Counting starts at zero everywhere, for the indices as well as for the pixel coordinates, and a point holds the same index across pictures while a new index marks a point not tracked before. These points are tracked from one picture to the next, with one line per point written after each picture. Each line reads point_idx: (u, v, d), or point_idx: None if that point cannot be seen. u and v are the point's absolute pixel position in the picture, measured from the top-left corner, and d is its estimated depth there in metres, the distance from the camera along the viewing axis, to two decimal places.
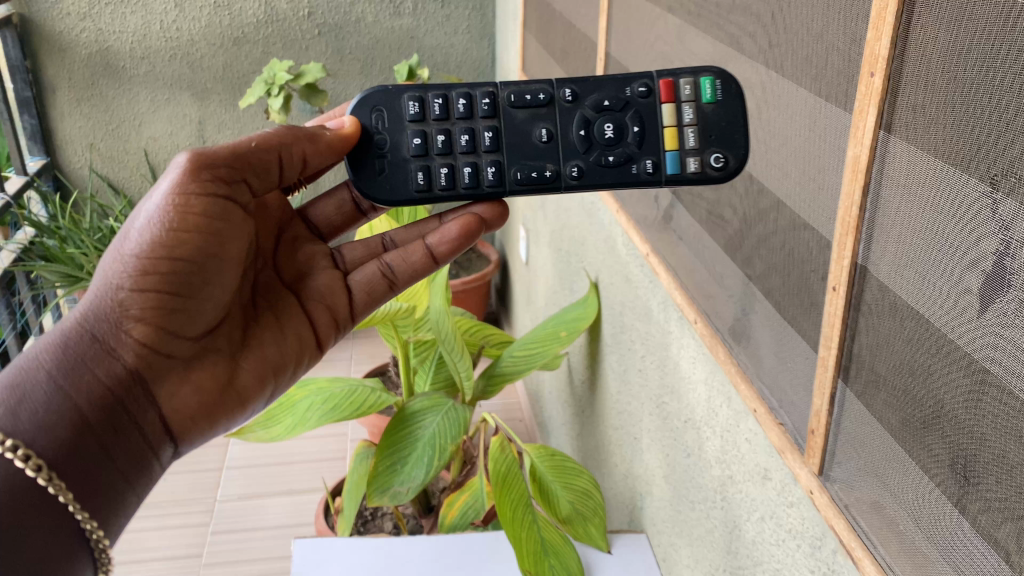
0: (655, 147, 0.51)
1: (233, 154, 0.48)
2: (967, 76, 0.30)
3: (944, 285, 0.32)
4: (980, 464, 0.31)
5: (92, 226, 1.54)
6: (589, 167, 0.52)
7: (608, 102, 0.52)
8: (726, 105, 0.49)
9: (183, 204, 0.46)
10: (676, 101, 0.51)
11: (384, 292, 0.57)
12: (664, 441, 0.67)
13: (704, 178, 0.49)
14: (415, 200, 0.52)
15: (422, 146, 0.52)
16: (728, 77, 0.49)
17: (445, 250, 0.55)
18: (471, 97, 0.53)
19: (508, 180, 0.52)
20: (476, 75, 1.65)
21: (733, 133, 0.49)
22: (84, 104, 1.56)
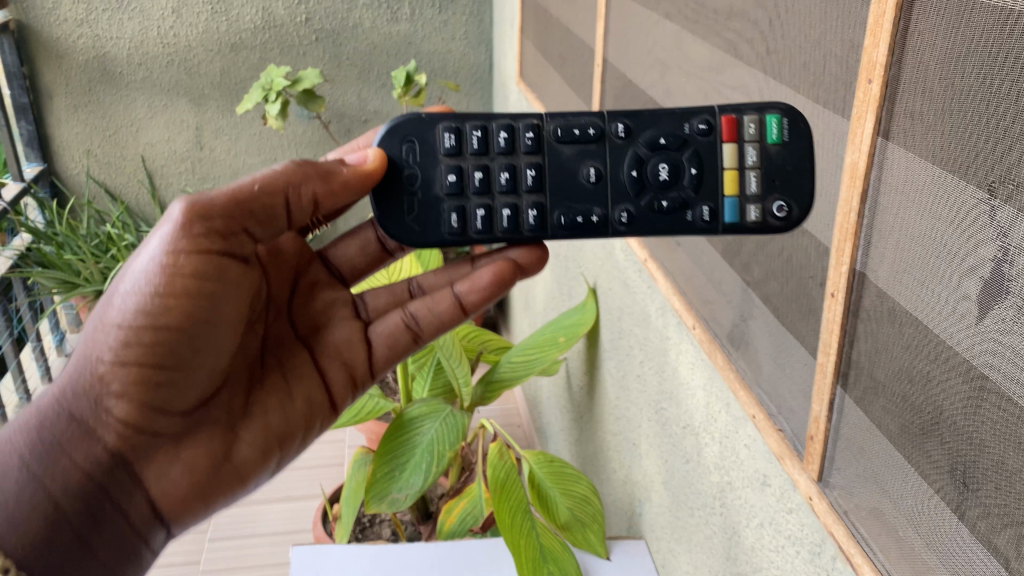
0: (715, 194, 0.47)
1: (233, 202, 0.46)
2: (965, 83, 0.30)
3: (943, 291, 0.32)
4: (979, 470, 0.31)
5: (90, 232, 1.54)
6: (641, 213, 0.47)
7: (664, 140, 0.47)
8: (794, 147, 0.43)
9: (170, 266, 0.45)
10: (739, 141, 0.45)
11: (408, 344, 0.55)
12: (663, 447, 0.67)
13: (767, 230, 0.44)
14: (445, 243, 0.48)
15: (456, 184, 0.48)
16: (796, 115, 0.42)
17: (475, 299, 0.52)
18: (513, 130, 0.48)
19: (550, 225, 0.48)
20: (474, 81, 1.65)
21: (800, 177, 0.43)
22: (81, 111, 1.56)
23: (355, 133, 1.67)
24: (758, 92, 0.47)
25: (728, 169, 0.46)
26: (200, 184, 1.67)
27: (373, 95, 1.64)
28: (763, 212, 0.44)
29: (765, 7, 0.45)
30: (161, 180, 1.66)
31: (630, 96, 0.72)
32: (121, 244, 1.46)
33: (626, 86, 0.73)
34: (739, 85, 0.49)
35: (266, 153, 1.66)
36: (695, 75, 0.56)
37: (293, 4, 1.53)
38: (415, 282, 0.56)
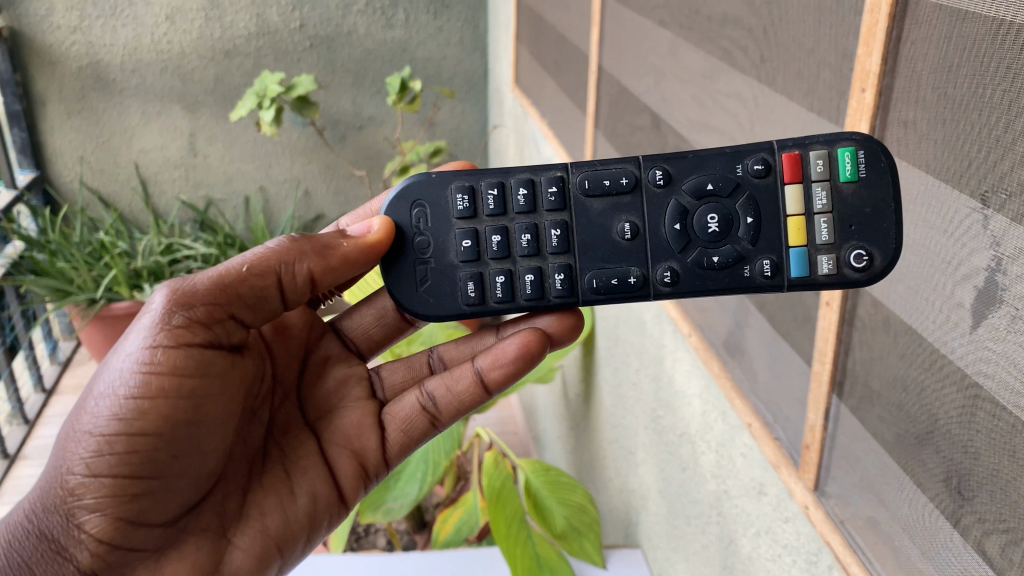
0: (778, 245, 0.43)
1: (217, 288, 0.44)
2: (958, 92, 0.30)
3: (938, 301, 0.32)
4: (974, 479, 0.30)
5: (82, 239, 1.52)
6: (685, 271, 0.44)
7: (712, 186, 0.44)
8: (873, 184, 0.36)
9: (148, 362, 0.42)
10: (805, 181, 0.41)
11: (424, 429, 0.51)
12: (659, 455, 0.67)
13: (841, 282, 0.37)
14: (462, 315, 0.46)
15: (473, 249, 0.47)
16: (873, 144, 0.35)
17: (495, 378, 0.48)
18: (535, 185, 0.47)
19: (581, 288, 0.46)
20: (468, 86, 1.65)
21: (882, 222, 0.37)
22: (74, 117, 1.56)
23: (349, 139, 1.67)
24: (752, 100, 0.47)
25: (793, 216, 0.43)
26: (194, 190, 1.67)
27: (367, 102, 1.64)
28: (837, 263, 0.39)
29: (759, 15, 0.45)
30: (155, 187, 1.66)
31: (625, 103, 0.72)
32: (113, 251, 1.45)
33: (620, 93, 0.73)
34: (733, 94, 0.49)
35: (261, 160, 1.66)
36: (690, 83, 0.56)
37: (287, 10, 1.53)
38: (435, 353, 0.54)
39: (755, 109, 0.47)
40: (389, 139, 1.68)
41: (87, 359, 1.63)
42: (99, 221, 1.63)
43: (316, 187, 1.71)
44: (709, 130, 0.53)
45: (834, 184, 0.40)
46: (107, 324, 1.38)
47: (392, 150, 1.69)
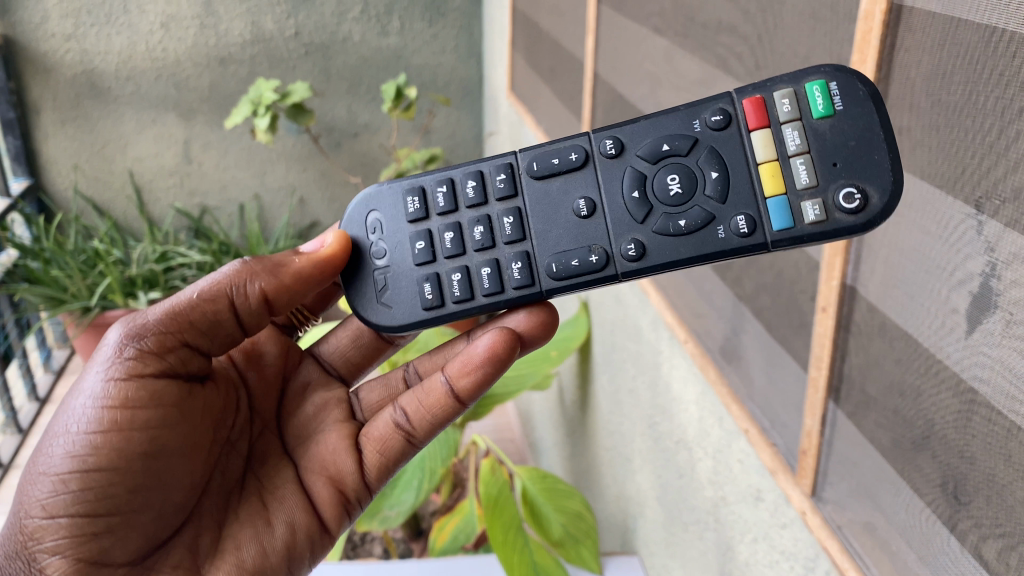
0: (753, 198, 0.41)
1: (168, 319, 0.46)
2: (950, 99, 0.30)
3: (933, 307, 0.32)
4: (970, 484, 0.31)
5: (76, 248, 1.52)
6: (650, 242, 0.43)
7: (669, 146, 0.44)
8: (852, 116, 0.36)
9: (102, 396, 0.44)
10: (773, 125, 0.41)
11: (402, 448, 0.50)
12: (656, 461, 0.67)
13: (836, 230, 0.36)
14: (423, 319, 0.47)
15: (427, 250, 0.48)
16: (847, 74, 0.35)
17: (466, 387, 0.47)
18: (482, 176, 0.48)
19: (541, 274, 0.46)
20: (463, 94, 1.66)
21: (871, 153, 0.36)
22: (69, 125, 1.56)
23: (344, 146, 1.67)
24: None
25: (765, 162, 0.41)
26: (189, 198, 1.67)
27: (362, 109, 1.64)
28: (828, 207, 0.38)
29: (753, 22, 0.45)
30: (150, 196, 1.66)
31: (620, 110, 0.72)
32: (108, 259, 1.45)
33: (616, 100, 0.73)
34: None
35: (256, 167, 1.66)
36: (685, 89, 0.56)
37: (282, 17, 1.52)
38: (411, 369, 0.53)
39: None
40: (384, 146, 1.68)
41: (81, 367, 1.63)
42: (93, 229, 1.63)
43: (312, 195, 1.71)
44: None
45: (805, 122, 0.39)
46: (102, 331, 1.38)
47: (387, 157, 1.70)
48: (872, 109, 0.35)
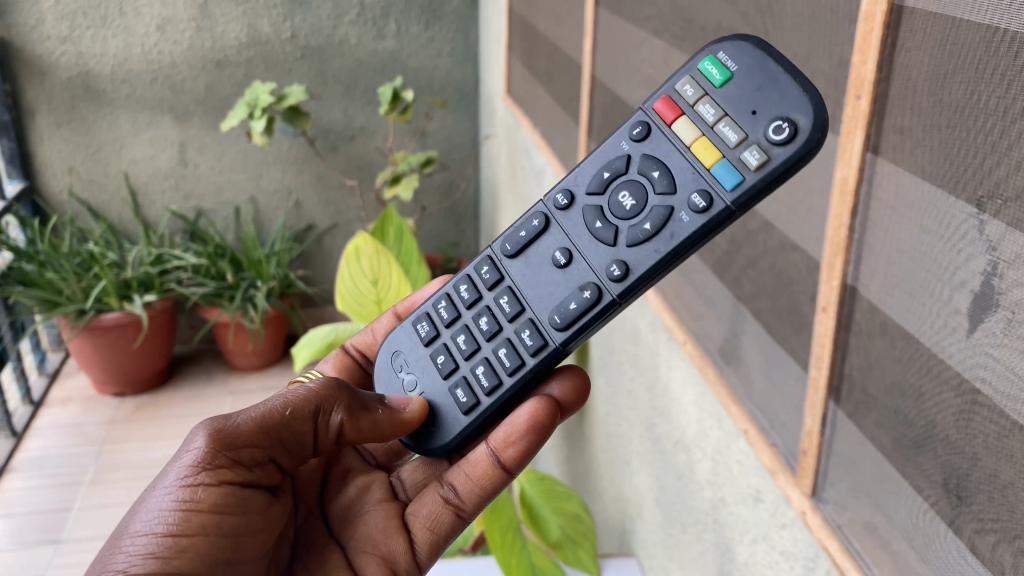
0: (697, 175, 0.41)
1: (260, 430, 0.42)
2: (953, 99, 0.30)
3: (934, 307, 0.32)
4: (972, 483, 0.31)
5: (72, 250, 1.51)
6: (630, 259, 0.42)
7: (609, 174, 0.45)
8: (747, 71, 0.40)
9: (187, 500, 0.40)
10: (686, 110, 0.42)
11: (451, 524, 0.45)
12: (654, 463, 0.67)
13: (785, 167, 0.37)
14: (467, 425, 0.45)
15: (448, 360, 0.47)
16: (729, 42, 0.41)
17: (512, 454, 0.43)
18: (471, 278, 0.49)
19: (550, 331, 0.44)
20: (460, 96, 1.66)
21: (780, 89, 0.38)
22: (64, 127, 1.55)
23: (341, 149, 1.66)
24: None
25: (694, 140, 0.42)
26: (185, 201, 1.66)
27: (358, 112, 1.63)
28: (764, 147, 0.38)
29: (753, 24, 0.46)
30: (145, 198, 1.64)
31: (618, 112, 0.72)
32: (103, 262, 1.46)
33: (614, 102, 0.73)
34: None
35: (251, 170, 1.65)
36: None
37: (279, 20, 1.53)
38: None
39: None
40: (380, 149, 1.67)
41: (76, 370, 1.63)
42: (88, 231, 1.62)
43: (307, 198, 1.70)
44: None
45: (712, 94, 0.41)
46: (96, 336, 1.45)
47: (383, 160, 1.69)
48: (764, 56, 0.39)
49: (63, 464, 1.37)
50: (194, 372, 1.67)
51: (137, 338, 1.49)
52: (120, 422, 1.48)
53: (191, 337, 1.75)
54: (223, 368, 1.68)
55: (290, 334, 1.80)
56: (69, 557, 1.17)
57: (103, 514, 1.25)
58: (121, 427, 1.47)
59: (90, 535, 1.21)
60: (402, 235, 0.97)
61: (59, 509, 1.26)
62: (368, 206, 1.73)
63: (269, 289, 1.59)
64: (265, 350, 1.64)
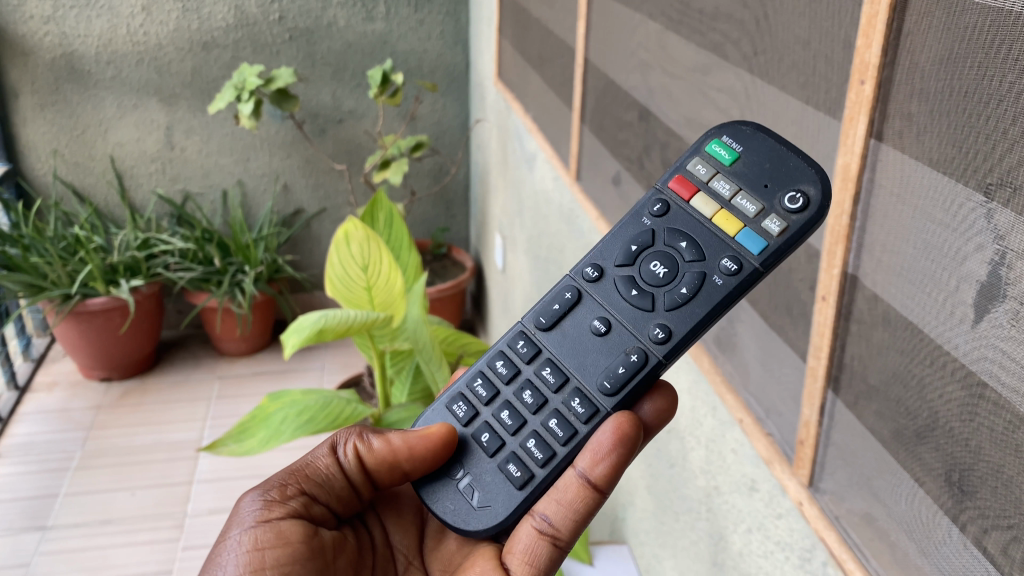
0: (722, 244, 0.40)
1: (288, 472, 0.45)
2: (963, 82, 0.29)
3: (936, 295, 0.32)
4: (976, 476, 0.30)
5: (56, 234, 1.49)
6: (672, 321, 0.40)
7: (636, 246, 0.43)
8: (755, 149, 0.40)
9: (236, 545, 0.42)
10: (702, 186, 0.42)
11: (551, 556, 0.39)
12: (646, 451, 0.66)
13: (797, 232, 0.37)
14: (523, 501, 0.40)
15: (493, 437, 0.42)
16: (731, 125, 0.41)
17: (603, 472, 0.38)
18: (505, 353, 0.44)
19: (601, 399, 0.41)
20: (450, 80, 1.64)
21: (788, 164, 0.38)
22: (48, 109, 1.53)
23: (329, 133, 1.64)
24: (743, 93, 0.46)
25: (715, 214, 0.41)
26: (171, 184, 1.64)
27: (347, 95, 1.61)
28: (782, 215, 0.38)
29: (752, 8, 0.45)
30: (131, 181, 1.62)
31: (612, 97, 0.71)
32: (89, 246, 1.44)
33: (608, 87, 0.72)
34: (725, 87, 0.49)
35: (239, 153, 1.63)
36: (682, 76, 0.55)
37: (266, 2, 1.50)
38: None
39: (748, 101, 0.46)
40: (369, 133, 1.66)
41: (61, 356, 1.62)
42: (73, 215, 1.60)
43: (296, 181, 1.68)
44: (702, 126, 0.52)
45: (724, 172, 0.41)
46: (82, 320, 1.44)
47: (373, 144, 1.67)
48: (763, 137, 0.40)
49: (49, 450, 1.35)
50: (182, 357, 1.66)
51: (124, 324, 1.48)
52: (108, 407, 1.47)
53: (179, 322, 1.74)
54: (211, 354, 1.66)
55: (278, 319, 1.79)
56: (56, 544, 1.16)
57: (89, 500, 1.24)
58: (108, 412, 1.46)
59: (78, 521, 1.20)
60: (393, 220, 0.96)
61: (45, 496, 1.25)
62: (357, 190, 1.71)
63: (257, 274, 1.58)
64: (254, 336, 1.63)
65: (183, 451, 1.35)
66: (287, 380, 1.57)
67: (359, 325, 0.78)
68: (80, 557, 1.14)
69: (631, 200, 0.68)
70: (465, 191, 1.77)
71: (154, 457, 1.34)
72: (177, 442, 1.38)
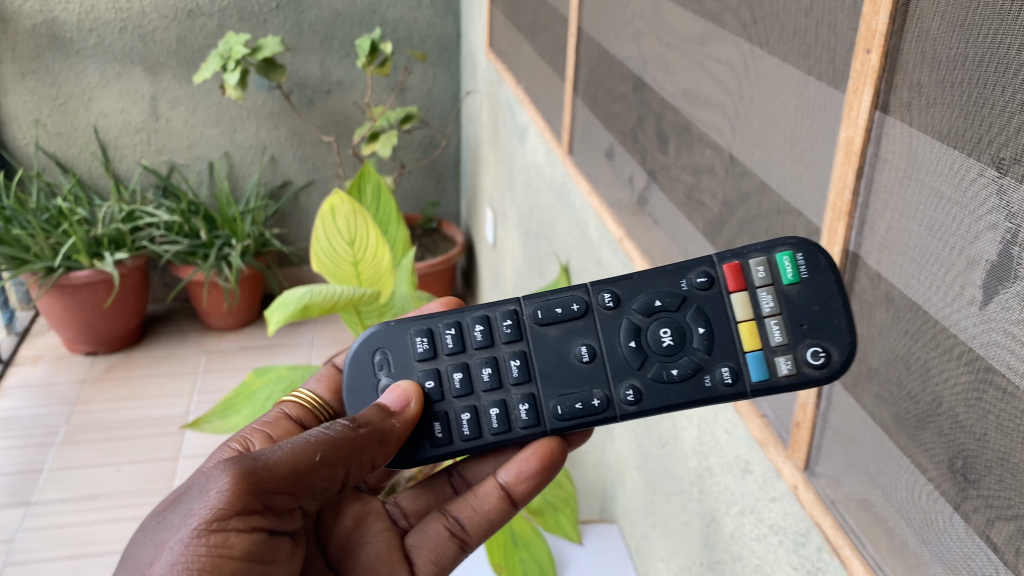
0: (733, 348, 0.40)
1: (292, 475, 0.37)
2: (977, 50, 0.28)
3: (942, 275, 0.30)
4: (980, 462, 0.29)
5: (39, 206, 1.46)
6: (648, 389, 0.41)
7: (660, 301, 0.41)
8: (816, 284, 0.37)
9: (217, 545, 0.35)
10: (750, 288, 0.40)
11: (456, 556, 0.44)
12: (637, 429, 0.65)
13: (804, 383, 0.37)
14: (433, 459, 0.43)
15: (434, 390, 0.43)
16: (810, 247, 0.36)
17: (523, 490, 0.43)
18: (489, 320, 0.44)
19: (547, 417, 0.42)
20: (440, 50, 1.61)
21: (831, 317, 0.36)
22: (29, 78, 1.49)
23: (317, 104, 1.61)
24: (741, 65, 0.45)
25: (743, 320, 0.40)
26: (156, 155, 1.61)
27: (336, 65, 1.58)
28: (797, 362, 0.37)
29: None
30: (115, 152, 1.59)
31: (606, 68, 0.69)
32: (71, 218, 1.41)
33: (601, 57, 0.70)
34: (722, 59, 0.47)
35: (225, 124, 1.60)
36: (678, 46, 0.53)
37: None
38: (455, 472, 0.48)
39: (746, 72, 0.44)
40: (358, 104, 1.63)
41: (45, 330, 1.60)
42: (56, 186, 1.57)
43: (283, 153, 1.66)
44: (698, 97, 0.51)
45: (778, 288, 0.39)
46: (66, 294, 1.42)
47: (361, 116, 1.64)
48: (831, 280, 0.36)
49: (33, 425, 1.34)
50: (168, 332, 1.64)
51: (108, 297, 1.46)
52: (92, 381, 1.46)
53: (165, 295, 1.72)
54: (198, 328, 1.65)
55: (266, 294, 1.77)
56: (40, 520, 1.15)
57: (75, 475, 1.23)
58: (92, 387, 1.44)
59: (62, 497, 1.19)
60: (381, 195, 0.93)
61: (29, 471, 1.24)
62: (345, 163, 1.69)
63: (244, 247, 1.56)
64: (241, 310, 1.61)
65: (169, 427, 1.34)
66: (275, 355, 1.55)
67: (346, 302, 0.77)
68: (65, 533, 1.13)
69: (625, 173, 0.66)
70: (455, 164, 1.74)
71: (139, 432, 1.33)
72: (163, 417, 1.37)
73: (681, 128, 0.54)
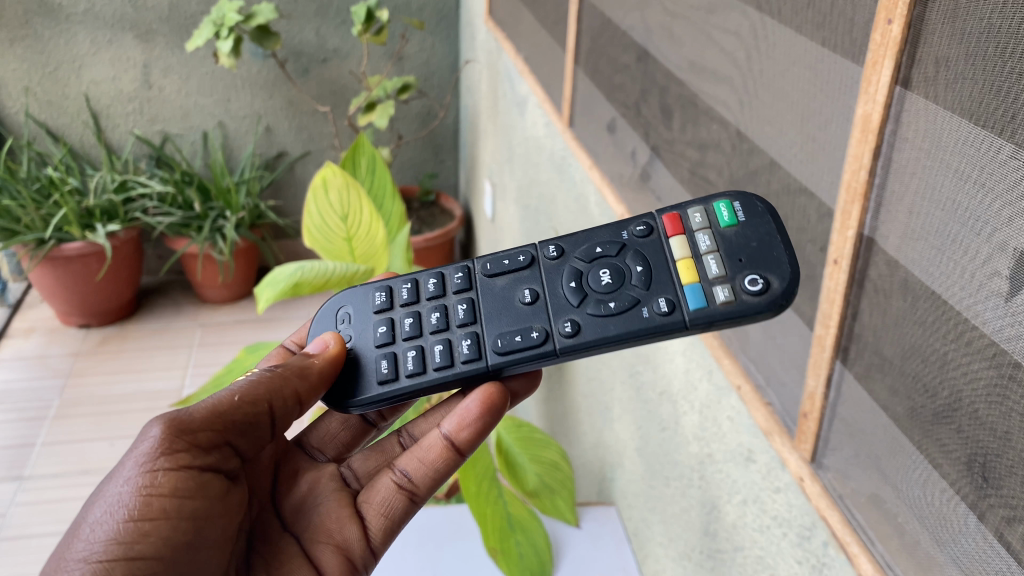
0: (672, 284, 0.40)
1: (211, 414, 0.38)
2: (1011, 18, 0.25)
3: (965, 262, 0.28)
4: (1002, 465, 0.27)
5: (30, 175, 1.44)
6: (586, 321, 0.40)
7: (601, 249, 0.43)
8: (753, 226, 0.38)
9: (147, 485, 0.35)
10: (687, 232, 0.41)
11: (406, 509, 0.42)
12: (637, 410, 0.64)
13: (745, 313, 0.37)
14: (379, 396, 0.42)
15: (387, 334, 0.44)
16: (748, 195, 0.39)
17: (467, 436, 0.41)
18: (442, 275, 0.45)
19: (487, 351, 0.41)
20: (439, 18, 1.57)
21: (770, 251, 0.37)
22: (18, 45, 1.46)
23: (313, 73, 1.58)
24: (750, 36, 0.42)
25: (682, 258, 0.40)
26: (149, 125, 1.59)
27: (332, 33, 1.55)
28: (735, 290, 0.37)
29: None
30: (108, 121, 1.56)
31: (608, 37, 0.67)
32: (63, 188, 1.39)
33: (603, 27, 0.68)
34: (731, 29, 0.44)
35: (219, 93, 1.57)
36: (683, 15, 0.51)
37: None
38: (404, 431, 0.47)
39: (756, 43, 0.42)
40: (354, 73, 1.59)
41: (38, 301, 1.59)
42: (47, 156, 1.55)
43: (278, 123, 1.63)
44: (704, 69, 0.48)
45: (715, 230, 0.40)
46: (57, 266, 1.40)
47: (358, 85, 1.61)
48: (769, 221, 0.38)
49: (26, 398, 1.32)
50: (163, 304, 1.62)
51: (100, 269, 1.44)
52: (85, 355, 1.44)
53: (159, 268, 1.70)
54: (193, 301, 1.63)
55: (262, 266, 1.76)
56: (32, 495, 1.14)
57: (67, 450, 1.22)
58: (86, 360, 1.43)
59: (56, 472, 1.18)
60: (375, 167, 0.90)
61: (22, 445, 1.23)
62: (342, 134, 1.66)
63: (238, 220, 1.53)
64: (235, 283, 1.60)
65: (163, 400, 1.33)
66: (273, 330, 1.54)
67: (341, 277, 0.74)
68: (57, 508, 1.12)
69: (627, 147, 0.64)
70: (453, 135, 1.72)
71: (134, 406, 1.32)
72: (158, 391, 1.35)
73: (686, 101, 0.52)
